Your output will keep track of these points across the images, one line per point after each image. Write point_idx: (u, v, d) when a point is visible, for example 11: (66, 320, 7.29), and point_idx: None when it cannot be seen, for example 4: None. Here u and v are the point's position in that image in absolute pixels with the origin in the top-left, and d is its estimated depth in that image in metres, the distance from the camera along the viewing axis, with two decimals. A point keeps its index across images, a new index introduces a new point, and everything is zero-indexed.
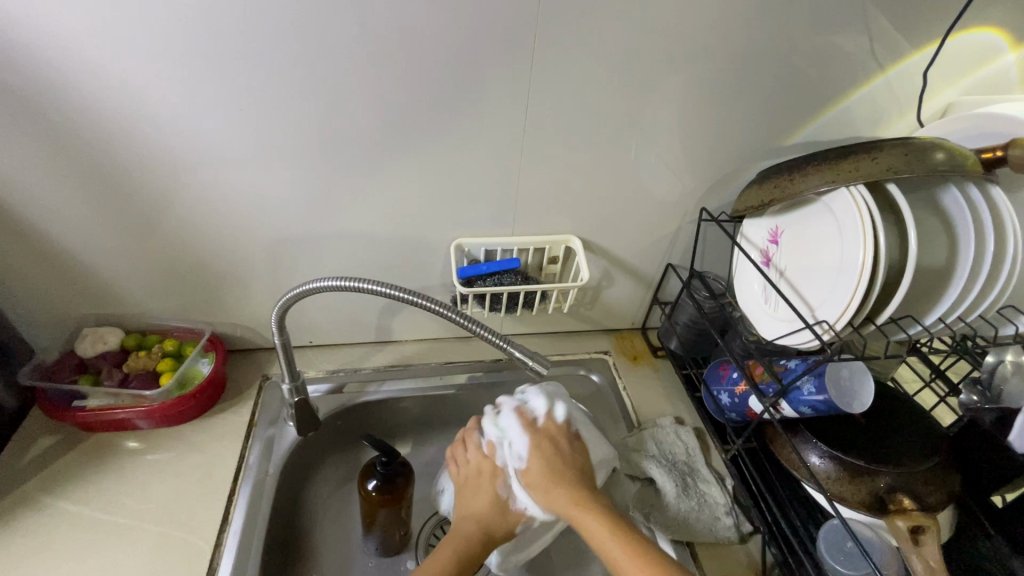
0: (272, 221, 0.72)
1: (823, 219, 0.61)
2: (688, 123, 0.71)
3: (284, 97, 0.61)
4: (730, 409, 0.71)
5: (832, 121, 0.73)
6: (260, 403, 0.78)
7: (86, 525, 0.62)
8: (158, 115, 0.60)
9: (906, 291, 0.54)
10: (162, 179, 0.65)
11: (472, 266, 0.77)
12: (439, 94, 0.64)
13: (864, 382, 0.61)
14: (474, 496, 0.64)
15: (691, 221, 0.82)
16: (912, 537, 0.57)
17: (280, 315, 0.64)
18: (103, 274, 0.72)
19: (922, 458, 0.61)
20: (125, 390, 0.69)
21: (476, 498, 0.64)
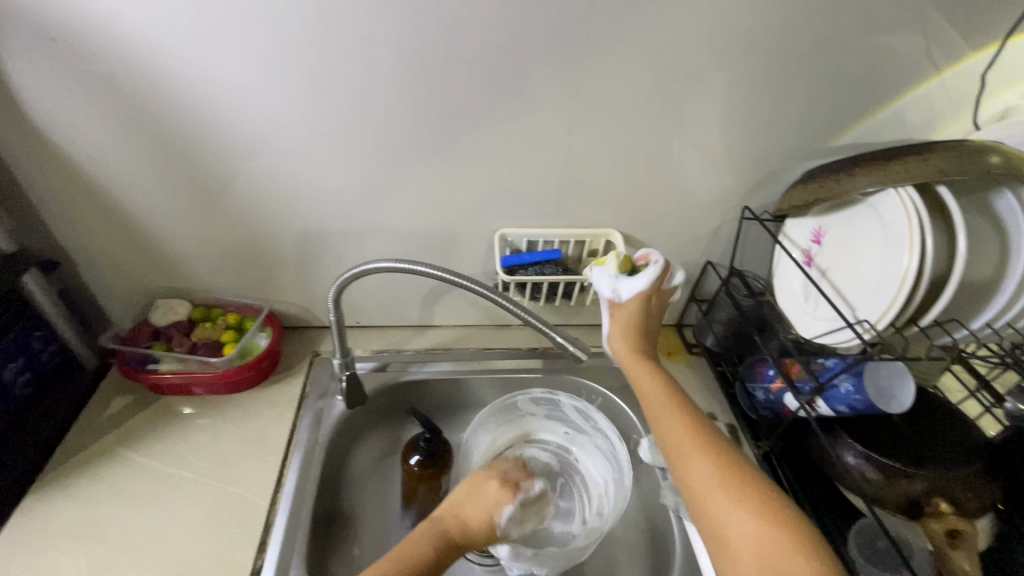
0: (329, 205, 0.76)
1: (869, 220, 0.61)
2: (734, 121, 0.72)
3: (350, 89, 0.65)
4: (764, 406, 0.72)
5: (883, 123, 0.72)
6: (311, 377, 0.83)
7: (157, 477, 0.68)
8: (236, 104, 0.65)
9: (951, 294, 0.54)
10: (233, 163, 0.70)
11: (515, 255, 0.79)
12: (491, 88, 0.67)
13: (907, 384, 0.60)
14: (477, 504, 0.61)
15: (732, 219, 0.82)
16: (948, 542, 0.57)
17: (337, 294, 0.68)
18: (178, 250, 0.78)
19: (961, 463, 0.60)
20: (193, 357, 0.75)
21: (472, 507, 0.60)
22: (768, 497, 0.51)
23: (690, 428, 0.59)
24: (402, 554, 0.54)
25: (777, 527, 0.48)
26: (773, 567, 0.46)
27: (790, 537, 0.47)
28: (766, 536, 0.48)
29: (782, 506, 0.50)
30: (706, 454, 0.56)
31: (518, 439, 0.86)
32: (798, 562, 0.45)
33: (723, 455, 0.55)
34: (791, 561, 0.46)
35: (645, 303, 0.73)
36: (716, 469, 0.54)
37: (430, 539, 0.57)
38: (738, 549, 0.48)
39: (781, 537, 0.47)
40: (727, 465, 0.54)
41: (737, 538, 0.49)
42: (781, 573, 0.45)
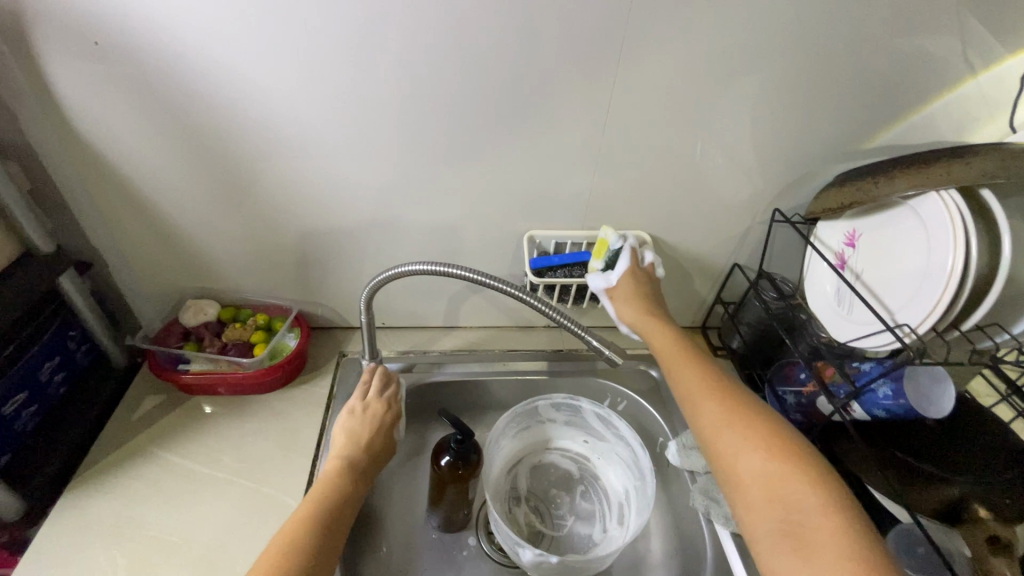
0: (358, 206, 0.76)
1: (907, 223, 0.61)
2: (768, 124, 0.71)
3: (384, 92, 0.65)
4: (795, 409, 0.72)
5: (917, 125, 0.72)
6: (339, 377, 0.83)
7: (190, 476, 0.69)
8: (271, 107, 0.65)
9: (995, 299, 0.53)
10: (264, 165, 0.71)
11: (544, 257, 0.79)
12: (524, 90, 0.67)
13: (945, 388, 0.58)
14: (355, 423, 0.67)
15: (761, 222, 0.82)
16: (989, 548, 0.56)
17: (369, 296, 0.68)
18: (208, 250, 0.78)
19: (999, 469, 0.60)
20: (224, 357, 0.76)
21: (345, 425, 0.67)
22: (776, 433, 0.55)
23: (701, 376, 0.63)
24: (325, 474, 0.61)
25: (787, 462, 0.52)
26: (782, 498, 0.50)
27: (799, 471, 0.52)
28: (776, 470, 0.52)
29: (788, 441, 0.54)
30: (715, 397, 0.60)
31: (542, 444, 0.87)
32: (806, 493, 0.50)
33: (732, 397, 0.59)
34: (800, 494, 0.50)
35: (633, 278, 0.76)
36: (724, 410, 0.58)
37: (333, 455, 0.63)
38: (749, 481, 0.53)
39: (791, 471, 0.52)
40: (735, 407, 0.59)
41: (747, 471, 0.53)
42: (786, 498, 0.50)
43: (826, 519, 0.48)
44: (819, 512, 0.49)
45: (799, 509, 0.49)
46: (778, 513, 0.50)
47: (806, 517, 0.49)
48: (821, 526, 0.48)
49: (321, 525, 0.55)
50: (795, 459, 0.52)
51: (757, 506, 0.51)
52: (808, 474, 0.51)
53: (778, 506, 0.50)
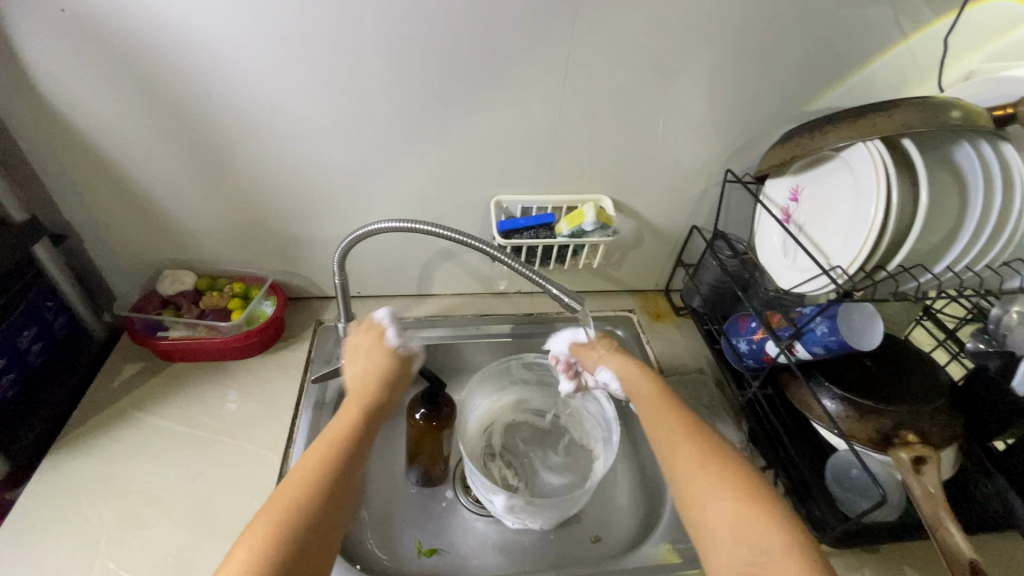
0: (329, 175, 0.78)
1: (842, 175, 0.66)
2: (718, 88, 0.75)
3: (345, 57, 0.67)
4: (748, 356, 0.76)
5: (855, 87, 0.76)
6: (316, 344, 0.86)
7: (171, 436, 0.71)
8: (239, 75, 0.67)
9: (915, 239, 0.58)
10: (236, 134, 0.72)
11: (511, 220, 0.81)
12: (484, 55, 0.69)
13: (875, 325, 0.64)
14: (370, 356, 0.67)
15: (716, 184, 0.86)
16: (913, 467, 0.62)
17: (341, 257, 0.71)
18: (182, 221, 0.80)
19: (926, 399, 0.66)
20: (202, 322, 0.78)
21: (356, 362, 0.67)
22: (745, 475, 0.52)
23: (674, 413, 0.59)
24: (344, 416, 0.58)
25: (756, 505, 0.49)
26: (749, 539, 0.47)
27: (767, 513, 0.48)
28: (744, 513, 0.48)
29: (758, 482, 0.51)
30: (691, 441, 0.55)
31: (515, 404, 0.90)
32: (772, 536, 0.46)
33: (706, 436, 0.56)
34: (766, 533, 0.47)
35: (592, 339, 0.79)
36: (698, 452, 0.54)
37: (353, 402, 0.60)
38: (716, 528, 0.48)
39: (758, 514, 0.48)
40: (709, 448, 0.54)
41: (715, 518, 0.49)
42: (754, 542, 0.46)
43: (791, 562, 0.44)
44: (783, 556, 0.45)
45: (765, 550, 0.46)
46: (742, 554, 0.46)
47: (769, 559, 0.45)
48: (785, 570, 0.44)
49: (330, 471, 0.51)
50: (764, 502, 0.49)
51: (722, 547, 0.47)
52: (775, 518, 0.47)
53: (744, 552, 0.46)
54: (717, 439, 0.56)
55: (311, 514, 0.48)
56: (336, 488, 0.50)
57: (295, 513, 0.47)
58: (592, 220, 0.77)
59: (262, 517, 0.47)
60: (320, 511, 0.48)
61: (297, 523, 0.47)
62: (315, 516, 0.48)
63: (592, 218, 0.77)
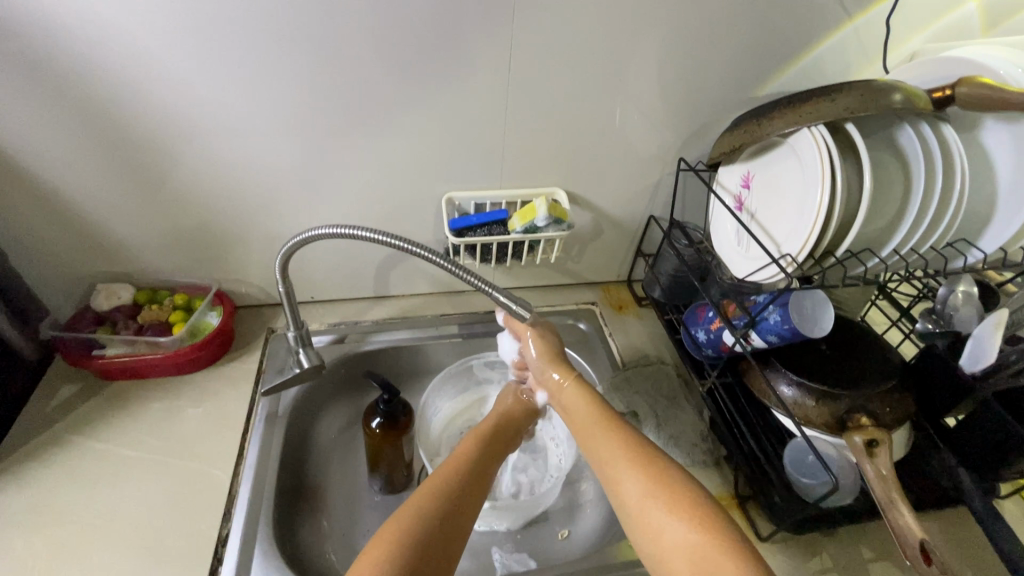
0: (268, 178, 0.75)
1: (790, 161, 0.65)
2: (667, 75, 0.73)
3: (273, 53, 0.63)
4: (706, 345, 0.76)
5: (803, 71, 0.75)
6: (268, 354, 0.83)
7: (113, 460, 0.67)
8: (159, 76, 0.63)
9: (860, 225, 0.59)
10: (162, 139, 0.68)
11: (463, 218, 0.79)
12: (422, 47, 0.66)
13: (826, 310, 0.64)
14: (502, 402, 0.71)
15: (670, 172, 0.85)
16: (866, 449, 0.62)
17: (283, 263, 0.68)
18: (114, 232, 0.75)
19: (879, 381, 0.66)
20: (140, 338, 0.74)
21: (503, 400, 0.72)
22: (696, 504, 0.48)
23: (614, 437, 0.56)
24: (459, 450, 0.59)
25: (706, 531, 0.45)
26: None
27: (722, 546, 0.44)
28: (699, 545, 0.45)
29: (704, 504, 0.48)
30: (635, 467, 0.52)
31: (478, 405, 0.89)
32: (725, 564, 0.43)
33: (653, 462, 0.52)
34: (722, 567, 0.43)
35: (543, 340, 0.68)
36: (643, 479, 0.51)
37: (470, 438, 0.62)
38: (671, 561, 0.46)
39: (707, 540, 0.45)
40: (653, 470, 0.51)
41: (673, 549, 0.46)
42: None
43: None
44: None
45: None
46: None
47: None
48: None
49: (450, 496, 0.52)
50: (717, 530, 0.45)
51: None
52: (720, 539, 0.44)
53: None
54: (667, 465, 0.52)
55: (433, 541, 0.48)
56: (455, 513, 0.51)
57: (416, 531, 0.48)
58: (545, 215, 0.75)
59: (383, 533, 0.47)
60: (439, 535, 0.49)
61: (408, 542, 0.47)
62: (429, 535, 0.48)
63: (546, 213, 0.75)
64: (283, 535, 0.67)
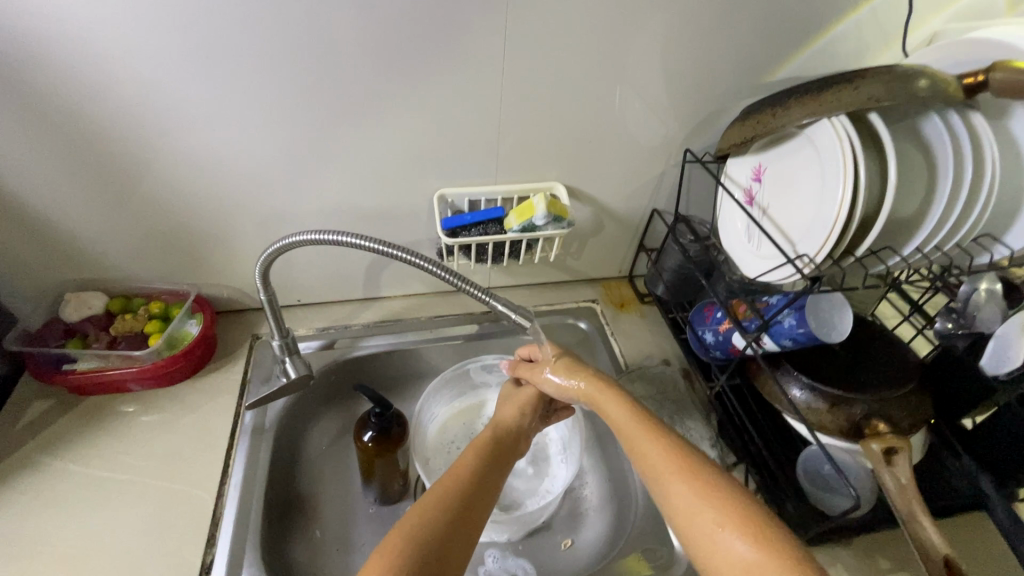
0: (245, 177, 0.69)
1: (806, 153, 0.61)
2: (673, 60, 0.68)
3: (246, 42, 0.58)
4: (714, 347, 0.72)
5: (817, 55, 0.70)
6: (253, 362, 0.78)
7: (89, 482, 0.64)
8: (120, 68, 0.57)
9: (884, 223, 0.55)
10: (127, 137, 0.62)
11: (456, 216, 0.74)
12: (408, 34, 0.60)
13: (843, 313, 0.61)
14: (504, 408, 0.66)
15: (675, 164, 0.80)
16: (884, 458, 0.59)
17: (264, 269, 0.64)
18: (82, 237, 0.70)
19: (896, 384, 0.63)
20: (113, 351, 0.69)
21: (505, 407, 0.66)
22: (746, 513, 0.43)
23: (655, 441, 0.51)
24: (458, 465, 0.54)
25: (762, 544, 0.40)
26: None
27: (782, 561, 0.39)
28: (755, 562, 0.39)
29: (756, 512, 0.43)
30: (682, 474, 0.47)
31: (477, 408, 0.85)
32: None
33: (699, 469, 0.47)
34: None
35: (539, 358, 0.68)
36: (691, 486, 0.46)
37: (469, 451, 0.57)
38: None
39: (764, 554, 0.40)
40: (701, 477, 0.46)
41: (726, 564, 0.41)
42: None
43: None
44: None
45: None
46: None
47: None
48: None
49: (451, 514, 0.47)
50: (774, 543, 0.40)
51: None
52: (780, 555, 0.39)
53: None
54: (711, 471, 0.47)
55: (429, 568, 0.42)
56: (458, 536, 0.46)
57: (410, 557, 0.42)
58: (544, 213, 0.71)
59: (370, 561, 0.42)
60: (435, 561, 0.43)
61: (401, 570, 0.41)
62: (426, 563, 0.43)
63: (544, 211, 0.71)
64: (273, 557, 0.63)
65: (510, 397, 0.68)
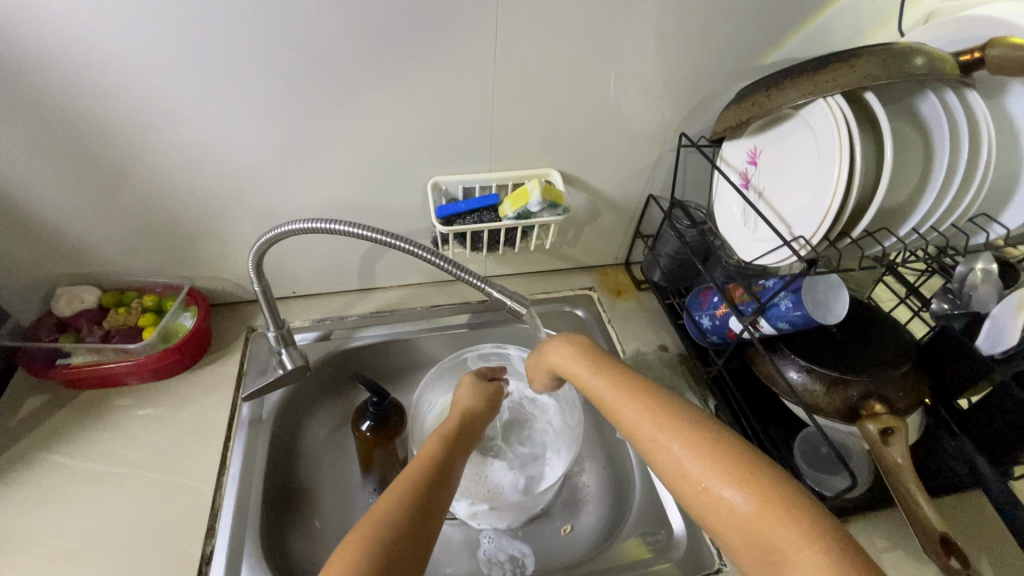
0: (236, 168, 0.68)
1: (802, 135, 0.60)
2: (667, 43, 0.67)
3: (231, 30, 0.56)
4: (711, 332, 0.72)
5: (813, 35, 0.69)
6: (249, 354, 0.78)
7: (86, 477, 0.63)
8: (103, 58, 0.56)
9: (880, 204, 0.54)
10: (113, 128, 0.61)
11: (450, 204, 0.73)
12: (397, 19, 0.59)
13: (840, 296, 0.61)
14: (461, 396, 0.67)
15: (670, 148, 0.79)
16: (881, 438, 0.59)
17: (257, 260, 0.63)
18: (71, 231, 0.69)
19: (893, 365, 0.63)
20: (107, 345, 0.69)
21: (461, 396, 0.67)
22: (729, 455, 0.42)
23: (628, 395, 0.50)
24: (424, 452, 0.54)
25: (747, 485, 0.40)
26: (762, 538, 0.38)
27: (772, 507, 0.39)
28: (747, 508, 0.40)
29: (734, 451, 0.43)
30: (657, 422, 0.47)
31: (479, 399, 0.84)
32: (781, 530, 0.38)
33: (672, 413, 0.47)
34: (779, 528, 0.38)
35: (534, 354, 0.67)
36: (668, 432, 0.45)
37: (434, 438, 0.57)
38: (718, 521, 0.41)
39: (751, 496, 0.40)
40: (676, 421, 0.46)
41: (715, 507, 0.41)
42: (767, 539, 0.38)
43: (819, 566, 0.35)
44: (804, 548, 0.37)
45: (787, 553, 0.37)
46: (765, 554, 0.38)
47: (791, 562, 0.37)
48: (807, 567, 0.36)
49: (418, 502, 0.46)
50: (761, 487, 0.40)
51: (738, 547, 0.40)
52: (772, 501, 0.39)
53: (762, 554, 0.38)
54: (686, 413, 0.47)
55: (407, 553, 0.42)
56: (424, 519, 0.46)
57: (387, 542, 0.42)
58: (540, 200, 0.70)
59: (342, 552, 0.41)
60: (414, 545, 0.43)
61: (380, 559, 0.41)
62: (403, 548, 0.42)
63: (539, 198, 0.70)
64: (273, 547, 0.64)
65: (472, 386, 0.69)
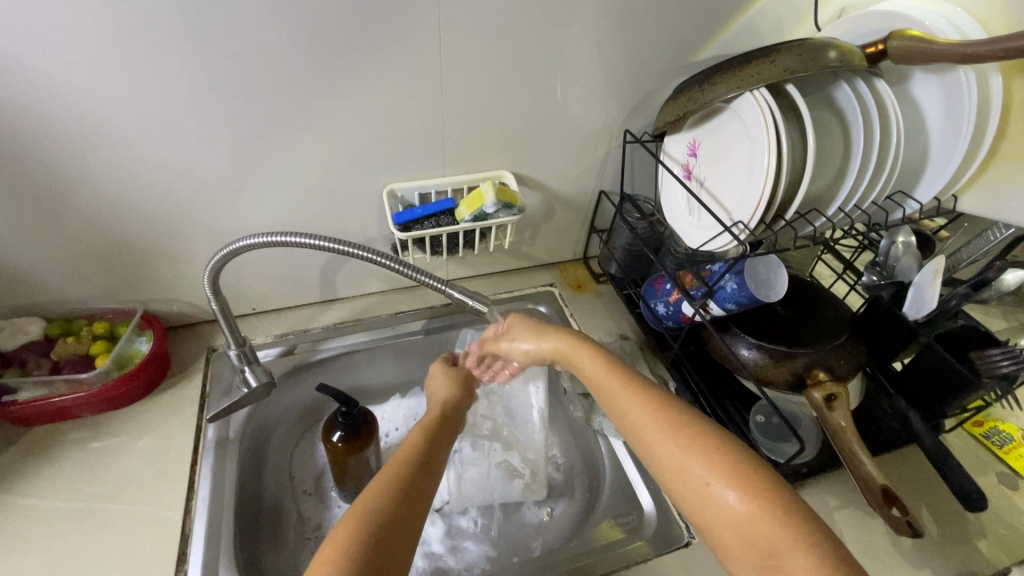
0: (185, 186, 0.67)
1: (734, 126, 0.65)
2: (606, 45, 0.70)
3: (171, 47, 0.56)
4: (666, 318, 0.76)
5: (739, 32, 0.74)
6: (211, 375, 0.77)
7: (43, 515, 0.61)
8: (39, 81, 0.54)
9: (807, 187, 0.59)
10: (51, 151, 0.59)
11: (407, 210, 0.74)
12: (341, 31, 0.60)
13: (779, 274, 0.65)
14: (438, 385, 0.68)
15: (616, 145, 0.83)
16: (825, 404, 0.63)
17: (213, 277, 0.63)
18: (11, 260, 0.66)
19: (831, 335, 0.68)
20: (57, 377, 0.66)
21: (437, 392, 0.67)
22: (736, 461, 0.44)
23: (642, 399, 0.52)
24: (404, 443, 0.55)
25: (752, 493, 0.42)
26: (757, 542, 0.40)
27: (773, 510, 0.41)
28: (747, 510, 0.41)
29: (746, 462, 0.44)
30: (669, 428, 0.48)
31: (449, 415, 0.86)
32: (781, 533, 0.39)
33: (687, 423, 0.48)
34: (775, 534, 0.40)
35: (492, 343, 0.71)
36: (679, 442, 0.47)
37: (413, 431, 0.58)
38: (717, 526, 0.43)
39: (756, 505, 0.41)
40: (689, 429, 0.48)
41: (715, 509, 0.43)
42: (763, 544, 0.40)
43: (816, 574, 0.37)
44: (797, 553, 0.38)
45: (783, 558, 0.39)
46: (756, 559, 0.40)
47: (788, 566, 0.38)
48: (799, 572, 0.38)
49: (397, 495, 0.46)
50: (766, 492, 0.42)
51: (733, 551, 0.41)
52: (773, 505, 0.41)
53: (759, 557, 0.40)
54: (703, 423, 0.48)
55: (393, 550, 0.43)
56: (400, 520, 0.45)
57: (366, 535, 0.42)
58: (494, 199, 0.72)
59: (328, 544, 0.41)
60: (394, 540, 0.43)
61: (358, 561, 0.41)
62: (395, 535, 0.44)
63: (494, 197, 0.72)
64: (249, 566, 0.63)
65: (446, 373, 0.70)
